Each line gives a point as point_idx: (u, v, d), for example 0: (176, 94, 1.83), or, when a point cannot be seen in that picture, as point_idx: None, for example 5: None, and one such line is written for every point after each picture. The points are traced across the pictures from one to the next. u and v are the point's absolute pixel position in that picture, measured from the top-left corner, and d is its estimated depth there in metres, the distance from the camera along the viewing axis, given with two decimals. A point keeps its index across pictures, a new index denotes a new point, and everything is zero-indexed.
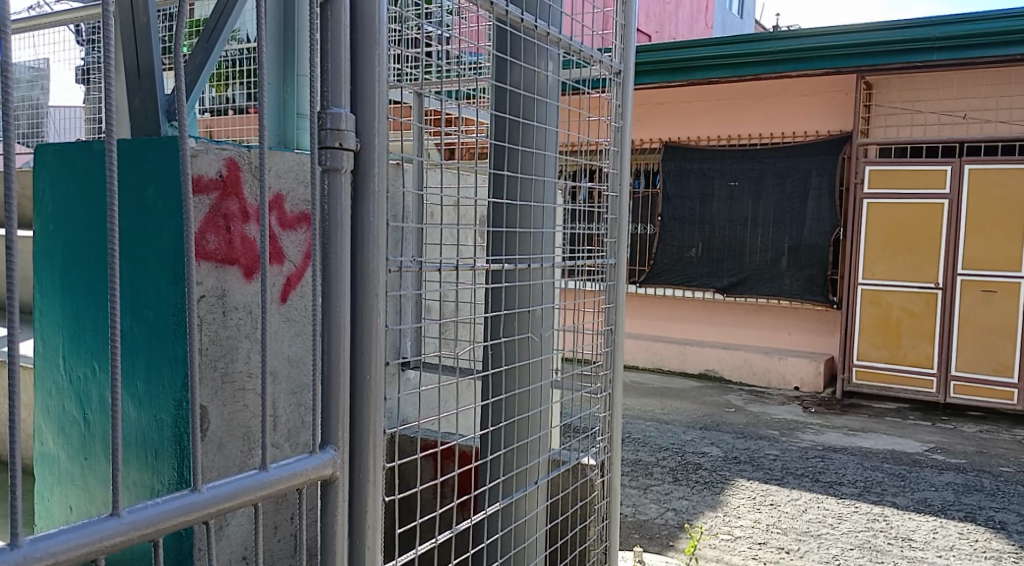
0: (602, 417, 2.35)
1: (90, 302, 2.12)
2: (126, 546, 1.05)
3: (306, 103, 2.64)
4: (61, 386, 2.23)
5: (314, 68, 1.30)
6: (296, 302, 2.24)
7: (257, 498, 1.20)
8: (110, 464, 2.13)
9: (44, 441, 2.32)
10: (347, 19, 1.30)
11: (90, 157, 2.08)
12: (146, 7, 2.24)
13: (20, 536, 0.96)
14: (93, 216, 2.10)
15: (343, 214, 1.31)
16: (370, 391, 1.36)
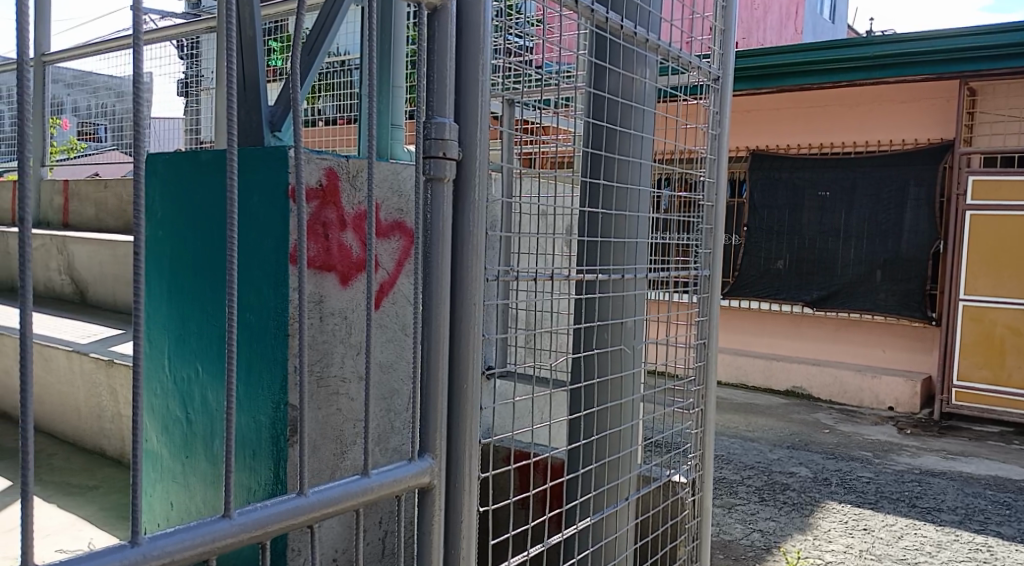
0: (694, 433, 2.29)
1: (195, 306, 2.21)
2: (236, 547, 1.08)
3: (400, 114, 2.69)
4: (165, 386, 2.32)
5: (419, 79, 1.31)
6: (388, 309, 2.28)
7: (358, 504, 1.22)
8: (210, 463, 2.20)
9: (149, 438, 2.41)
10: (453, 30, 1.31)
11: (199, 167, 2.17)
12: (253, 21, 2.30)
13: (141, 533, 1.00)
14: (201, 221, 2.18)
15: (444, 222, 1.32)
16: (467, 400, 1.36)
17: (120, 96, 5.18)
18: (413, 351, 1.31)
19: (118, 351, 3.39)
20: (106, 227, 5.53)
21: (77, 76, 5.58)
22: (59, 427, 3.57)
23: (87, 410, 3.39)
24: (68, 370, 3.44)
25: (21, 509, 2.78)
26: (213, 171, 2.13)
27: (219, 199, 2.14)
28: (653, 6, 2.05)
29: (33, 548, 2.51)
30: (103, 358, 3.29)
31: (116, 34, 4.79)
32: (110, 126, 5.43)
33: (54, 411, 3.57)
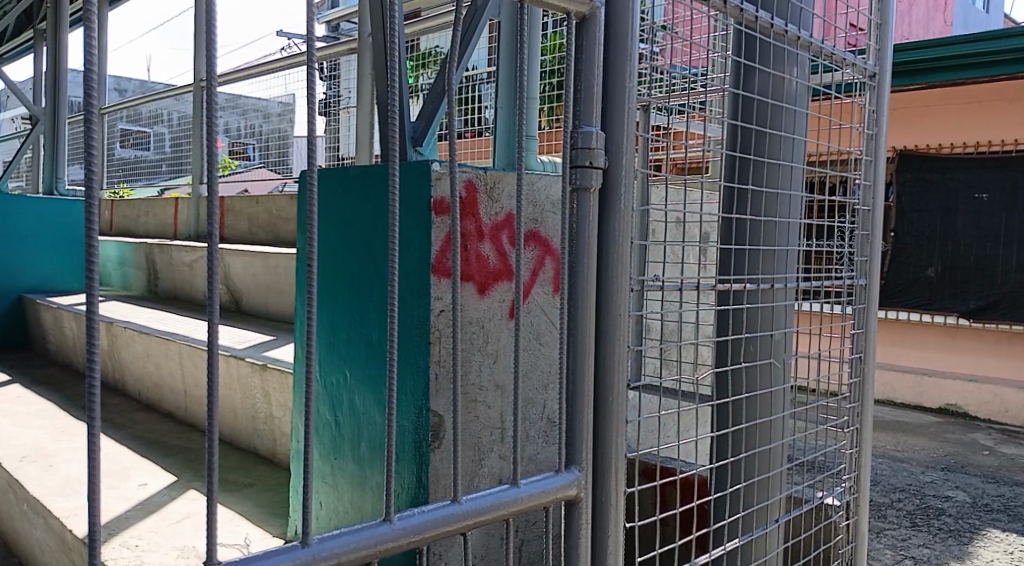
0: (849, 454, 2.18)
1: (346, 314, 2.29)
2: (396, 551, 1.19)
3: (535, 126, 2.72)
4: (317, 389, 2.42)
5: (568, 89, 1.35)
6: (523, 318, 2.29)
7: (508, 514, 1.30)
8: (357, 464, 2.28)
9: (300, 439, 2.50)
10: (602, 36, 1.34)
11: (348, 182, 2.27)
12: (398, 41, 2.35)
13: (311, 535, 1.11)
14: (349, 233, 2.27)
15: (590, 232, 1.35)
16: (615, 413, 1.39)
17: (268, 116, 5.83)
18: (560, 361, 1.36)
19: (270, 356, 3.58)
20: (258, 239, 5.85)
21: (228, 99, 6.16)
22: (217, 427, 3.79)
23: (243, 412, 3.59)
24: (225, 373, 3.66)
25: (186, 502, 2.96)
26: (362, 184, 2.22)
27: (368, 210, 2.21)
28: (805, 2, 1.97)
29: (196, 540, 2.65)
30: (257, 362, 3.47)
31: (264, 58, 5.09)
32: (260, 145, 6.12)
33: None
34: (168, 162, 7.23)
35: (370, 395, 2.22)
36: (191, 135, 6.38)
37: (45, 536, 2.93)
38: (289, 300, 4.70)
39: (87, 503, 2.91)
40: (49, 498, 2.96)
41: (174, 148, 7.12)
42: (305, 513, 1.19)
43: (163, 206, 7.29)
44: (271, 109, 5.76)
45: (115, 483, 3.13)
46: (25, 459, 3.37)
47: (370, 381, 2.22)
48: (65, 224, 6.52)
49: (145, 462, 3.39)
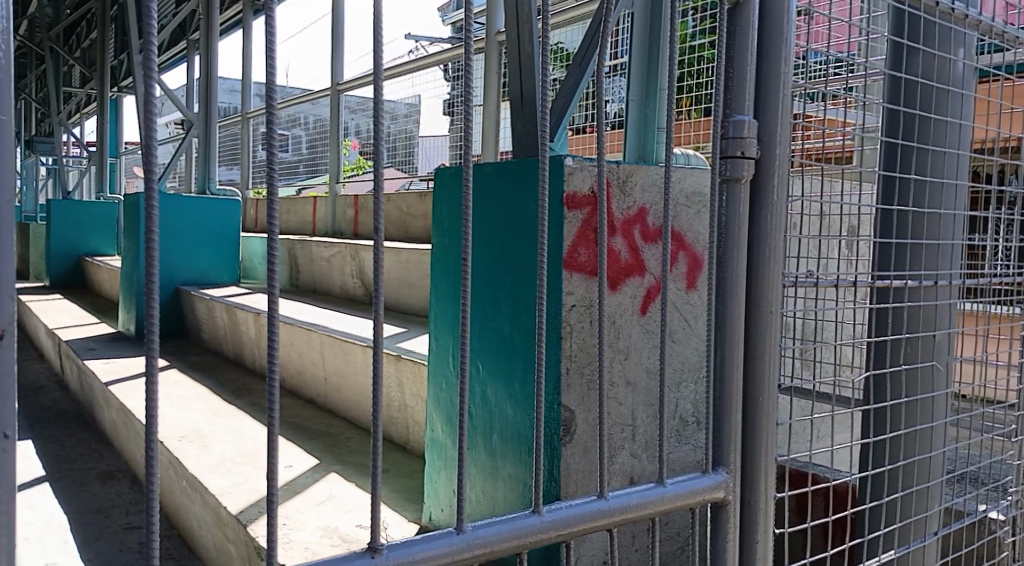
0: (1015, 465, 2.03)
1: (479, 308, 2.32)
2: (546, 543, 1.24)
3: (665, 116, 2.46)
4: (451, 381, 2.45)
5: (719, 77, 1.42)
6: (655, 314, 2.25)
7: (656, 512, 1.35)
8: (489, 454, 2.30)
9: (434, 428, 2.56)
10: (755, 23, 1.41)
11: (481, 179, 2.29)
12: (532, 35, 2.28)
13: (466, 522, 1.18)
14: (481, 228, 2.29)
15: (741, 225, 1.41)
16: (762, 413, 1.44)
17: (395, 117, 6.01)
18: (708, 355, 1.42)
19: (404, 347, 3.68)
20: (389, 235, 6.01)
21: (359, 102, 6.43)
22: (353, 414, 3.93)
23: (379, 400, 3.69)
24: (362, 363, 3.77)
25: (327, 486, 3.07)
26: (497, 180, 2.23)
27: (501, 206, 2.22)
28: None
29: (338, 521, 2.74)
30: (392, 353, 3.58)
31: (394, 61, 5.28)
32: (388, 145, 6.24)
33: (349, 399, 3.93)
34: (304, 163, 7.50)
35: (502, 387, 2.24)
36: (327, 136, 6.66)
37: (202, 512, 3.13)
38: (419, 294, 4.81)
39: (240, 482, 3.08)
40: (205, 477, 3.15)
41: (311, 149, 7.40)
42: (459, 502, 1.25)
43: (302, 204, 7.66)
44: (398, 110, 5.93)
45: (263, 464, 3.30)
46: (184, 439, 3.60)
47: (503, 374, 2.24)
48: (222, 220, 6.97)
49: (290, 445, 3.56)
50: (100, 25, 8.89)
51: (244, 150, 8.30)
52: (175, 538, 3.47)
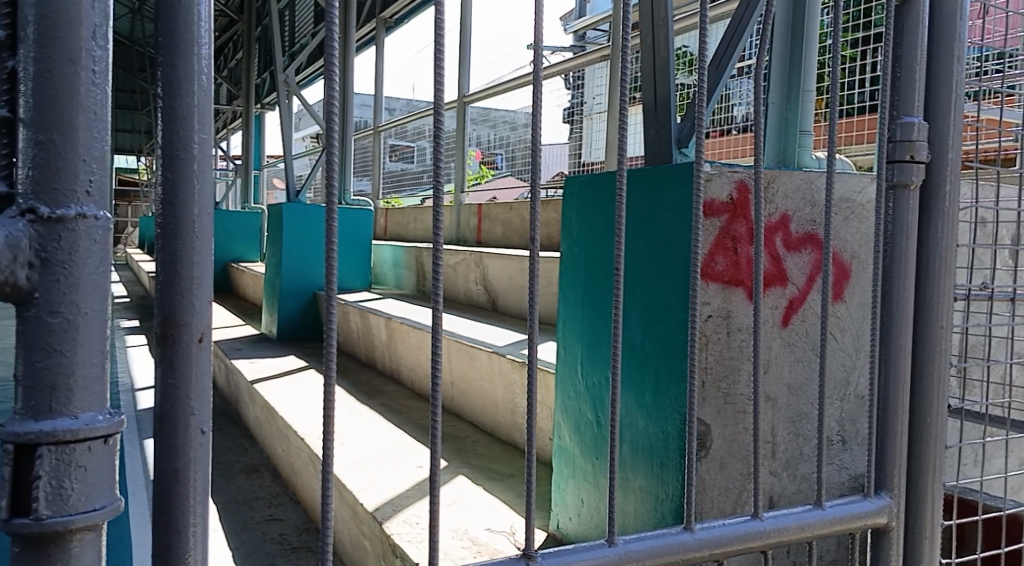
0: None
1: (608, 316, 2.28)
2: (701, 559, 1.27)
3: (811, 118, 2.29)
4: (578, 390, 2.44)
5: (885, 82, 1.47)
6: (797, 327, 2.16)
7: (818, 534, 1.37)
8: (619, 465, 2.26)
9: (563, 436, 2.55)
10: (924, 32, 1.45)
11: (612, 186, 2.26)
12: (667, 41, 2.23)
13: (618, 536, 1.21)
14: (612, 236, 2.25)
15: (908, 231, 1.46)
16: (929, 433, 1.49)
17: (515, 127, 6.09)
18: (873, 365, 1.46)
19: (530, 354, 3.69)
20: (512, 243, 6.08)
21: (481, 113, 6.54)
22: (479, 418, 3.96)
23: (504, 405, 3.71)
24: (488, 368, 3.81)
25: (456, 488, 3.12)
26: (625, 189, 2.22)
27: (635, 215, 2.19)
28: None
29: (468, 523, 2.78)
30: (518, 359, 3.58)
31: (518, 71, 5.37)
32: (509, 153, 6.32)
33: (475, 403, 3.98)
34: (428, 173, 7.69)
35: (633, 396, 2.20)
36: (453, 146, 6.82)
37: (339, 507, 3.26)
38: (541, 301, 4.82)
39: (374, 480, 3.18)
40: (342, 473, 3.28)
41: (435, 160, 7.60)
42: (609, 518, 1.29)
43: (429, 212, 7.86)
44: (519, 119, 6.00)
45: (395, 463, 3.39)
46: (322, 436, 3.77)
47: (635, 382, 2.20)
48: (346, 230, 7.17)
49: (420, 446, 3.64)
50: (247, 46, 9.48)
51: (375, 160, 8.61)
52: (314, 532, 3.63)
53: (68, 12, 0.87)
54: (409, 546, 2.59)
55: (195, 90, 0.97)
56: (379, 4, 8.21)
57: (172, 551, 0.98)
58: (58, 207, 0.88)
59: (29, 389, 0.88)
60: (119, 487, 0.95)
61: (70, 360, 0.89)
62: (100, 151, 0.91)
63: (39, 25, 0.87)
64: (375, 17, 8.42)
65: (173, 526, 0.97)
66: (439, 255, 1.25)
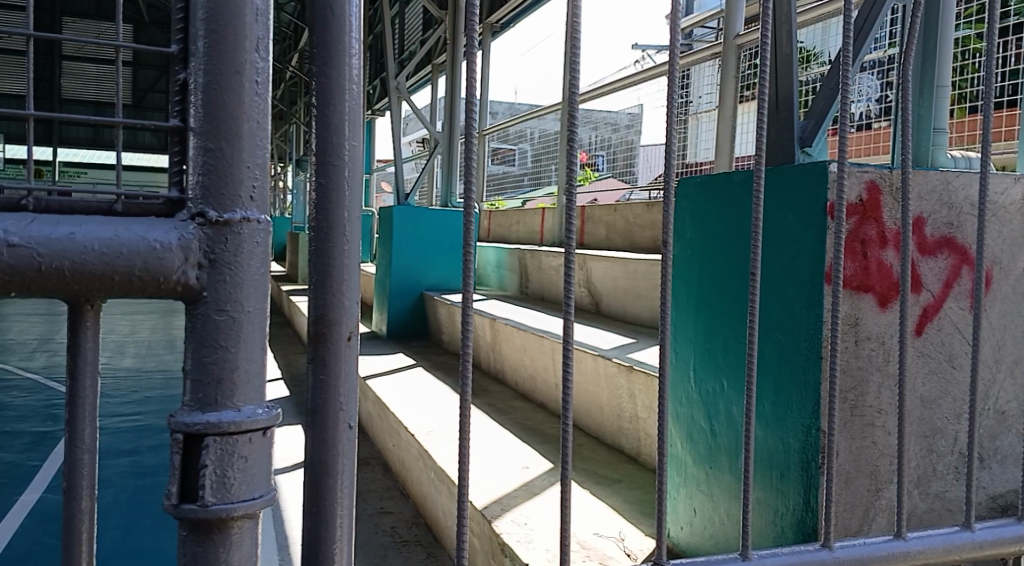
0: None
1: (724, 322, 2.21)
2: None
3: (946, 115, 2.17)
4: (691, 396, 2.38)
5: None
6: (932, 336, 2.04)
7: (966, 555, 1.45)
8: (735, 476, 2.17)
9: (673, 443, 2.50)
10: None
11: (729, 187, 2.19)
12: (790, 36, 2.13)
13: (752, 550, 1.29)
14: (731, 238, 2.18)
15: None
16: None
17: (617, 128, 5.87)
18: None
19: (636, 358, 3.65)
20: (615, 246, 6.04)
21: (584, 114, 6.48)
22: (584, 421, 3.94)
23: (610, 409, 3.67)
24: (594, 372, 3.79)
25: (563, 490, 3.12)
26: (743, 192, 2.12)
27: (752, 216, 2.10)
28: None
29: (575, 527, 2.77)
30: (624, 363, 3.55)
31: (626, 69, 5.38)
32: (609, 156, 6.23)
33: (579, 406, 3.97)
34: (529, 176, 7.73)
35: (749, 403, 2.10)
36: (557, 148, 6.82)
37: (448, 503, 3.30)
38: (645, 304, 4.76)
39: (481, 479, 3.21)
40: (451, 469, 3.33)
41: (536, 162, 7.63)
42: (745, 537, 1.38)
43: (532, 214, 7.91)
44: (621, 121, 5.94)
45: (501, 463, 3.42)
46: (431, 433, 3.84)
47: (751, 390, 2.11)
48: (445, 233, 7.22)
49: (525, 447, 3.66)
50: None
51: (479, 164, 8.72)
52: (423, 526, 3.71)
53: (234, 26, 0.93)
54: (517, 546, 2.60)
55: (346, 99, 1.02)
56: (486, 9, 8.33)
57: (319, 542, 1.03)
58: (225, 211, 0.93)
59: (197, 383, 0.94)
60: (274, 479, 0.99)
61: (235, 356, 0.94)
62: (262, 158, 0.97)
63: (209, 39, 0.93)
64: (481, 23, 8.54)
65: (324, 517, 1.03)
66: (572, 258, 1.27)
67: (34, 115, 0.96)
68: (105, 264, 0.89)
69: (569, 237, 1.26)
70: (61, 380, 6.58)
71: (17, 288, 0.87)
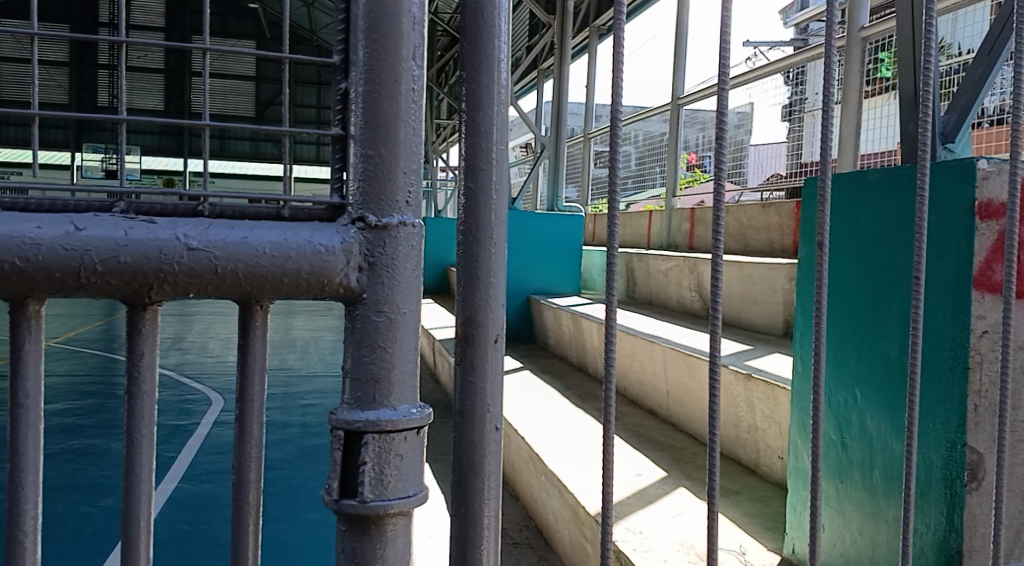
0: None
1: (856, 329, 2.10)
2: None
3: None
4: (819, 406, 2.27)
5: None
6: None
7: None
8: (869, 493, 2.06)
9: (799, 455, 2.39)
10: None
11: (864, 187, 2.08)
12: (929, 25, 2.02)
13: None
14: (867, 240, 2.06)
15: None
16: None
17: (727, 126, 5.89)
18: None
19: (754, 366, 3.54)
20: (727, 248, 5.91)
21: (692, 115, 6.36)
22: (698, 429, 3.85)
23: (726, 417, 3.57)
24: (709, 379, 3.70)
25: (677, 499, 3.06)
26: (882, 190, 2.01)
27: (891, 217, 1.99)
28: None
29: (692, 538, 2.70)
30: (742, 370, 3.45)
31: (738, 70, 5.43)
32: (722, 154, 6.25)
33: (692, 414, 3.88)
34: (632, 178, 7.62)
35: (886, 415, 1.99)
36: (665, 149, 6.69)
37: (560, 507, 3.29)
38: (759, 309, 4.61)
39: (593, 484, 3.19)
40: (561, 473, 3.33)
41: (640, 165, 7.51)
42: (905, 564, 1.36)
43: (637, 218, 7.81)
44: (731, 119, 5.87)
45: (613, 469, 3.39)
46: (542, 436, 3.86)
47: (888, 402, 1.99)
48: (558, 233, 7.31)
49: (638, 454, 3.60)
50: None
51: (585, 168, 8.70)
52: (533, 529, 3.71)
53: (393, 35, 0.97)
54: (633, 554, 2.57)
55: (496, 102, 1.04)
56: (593, 11, 8.28)
57: (468, 542, 1.05)
58: (383, 215, 0.96)
59: (356, 382, 0.97)
60: (425, 478, 1.02)
61: (391, 356, 0.97)
62: (417, 163, 1.00)
63: (369, 49, 0.97)
64: (588, 26, 8.52)
65: (470, 518, 1.05)
66: (719, 268, 1.19)
67: (207, 125, 1.01)
68: (275, 267, 0.94)
69: (716, 245, 1.18)
70: (191, 376, 6.96)
71: (195, 288, 0.92)
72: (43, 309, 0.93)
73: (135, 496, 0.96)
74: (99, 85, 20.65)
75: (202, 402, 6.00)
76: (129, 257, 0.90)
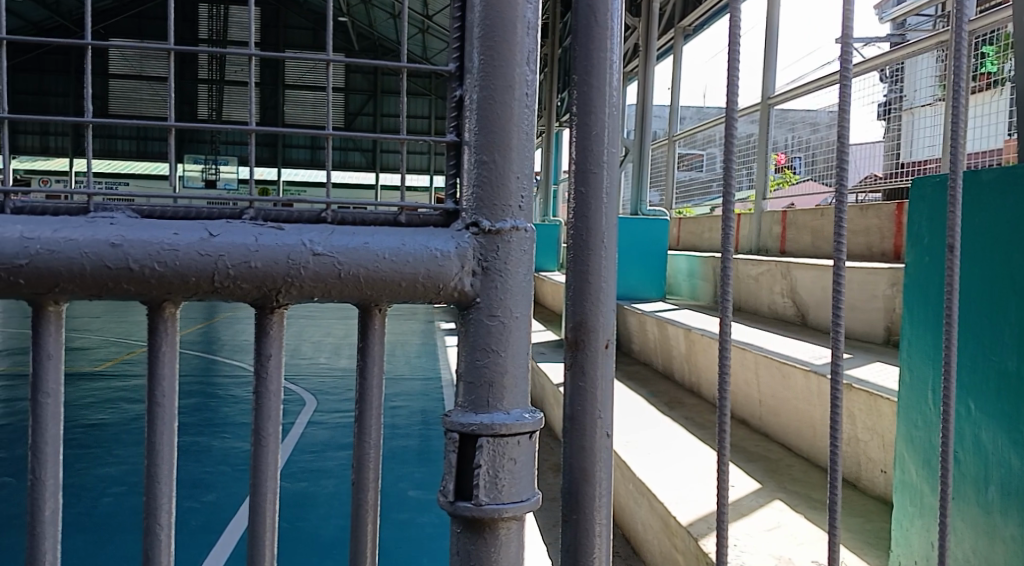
0: None
1: (967, 338, 1.99)
2: None
3: None
4: (929, 418, 2.16)
5: None
6: None
7: None
8: (984, 510, 1.95)
9: (906, 469, 2.28)
10: None
11: (977, 187, 1.97)
12: None
13: None
14: (981, 244, 1.96)
15: None
16: None
17: (817, 126, 5.53)
18: None
19: (855, 376, 3.39)
20: (820, 252, 5.76)
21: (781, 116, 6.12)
22: (794, 440, 3.73)
23: (824, 429, 3.44)
24: (805, 388, 3.57)
25: (772, 512, 2.97)
26: (999, 191, 1.90)
27: (1008, 219, 1.88)
28: None
29: (790, 551, 2.62)
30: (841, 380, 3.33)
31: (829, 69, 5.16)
32: (807, 158, 5.79)
33: (787, 423, 3.76)
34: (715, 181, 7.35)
35: (1003, 429, 1.87)
36: (755, 150, 6.49)
37: (650, 516, 3.25)
38: (858, 316, 4.43)
39: (684, 493, 3.13)
40: (649, 482, 3.28)
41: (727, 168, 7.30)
42: None
43: None
44: (819, 120, 5.48)
45: (704, 478, 3.32)
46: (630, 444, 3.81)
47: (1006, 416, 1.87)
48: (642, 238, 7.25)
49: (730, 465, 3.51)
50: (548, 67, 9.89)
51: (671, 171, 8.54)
52: (621, 537, 3.70)
53: (507, 41, 0.98)
54: None
55: (607, 106, 1.04)
56: (679, 12, 8.14)
57: (581, 550, 1.04)
58: (497, 220, 0.97)
59: (471, 385, 0.98)
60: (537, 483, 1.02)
61: (504, 360, 0.97)
62: (530, 168, 1.00)
63: (485, 55, 0.98)
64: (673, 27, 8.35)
65: (582, 525, 1.04)
66: (842, 274, 1.12)
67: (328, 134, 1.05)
68: (394, 271, 0.96)
69: (840, 250, 1.12)
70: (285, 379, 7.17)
71: (320, 293, 0.95)
72: (178, 312, 0.98)
73: (262, 493, 0.99)
74: (199, 99, 21.55)
75: (296, 403, 6.18)
76: (259, 262, 0.93)
